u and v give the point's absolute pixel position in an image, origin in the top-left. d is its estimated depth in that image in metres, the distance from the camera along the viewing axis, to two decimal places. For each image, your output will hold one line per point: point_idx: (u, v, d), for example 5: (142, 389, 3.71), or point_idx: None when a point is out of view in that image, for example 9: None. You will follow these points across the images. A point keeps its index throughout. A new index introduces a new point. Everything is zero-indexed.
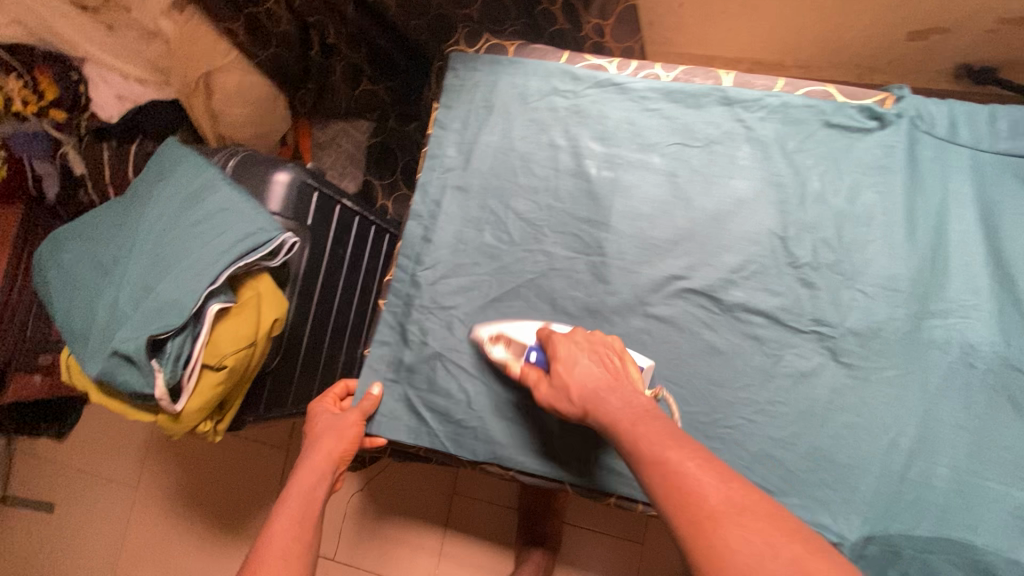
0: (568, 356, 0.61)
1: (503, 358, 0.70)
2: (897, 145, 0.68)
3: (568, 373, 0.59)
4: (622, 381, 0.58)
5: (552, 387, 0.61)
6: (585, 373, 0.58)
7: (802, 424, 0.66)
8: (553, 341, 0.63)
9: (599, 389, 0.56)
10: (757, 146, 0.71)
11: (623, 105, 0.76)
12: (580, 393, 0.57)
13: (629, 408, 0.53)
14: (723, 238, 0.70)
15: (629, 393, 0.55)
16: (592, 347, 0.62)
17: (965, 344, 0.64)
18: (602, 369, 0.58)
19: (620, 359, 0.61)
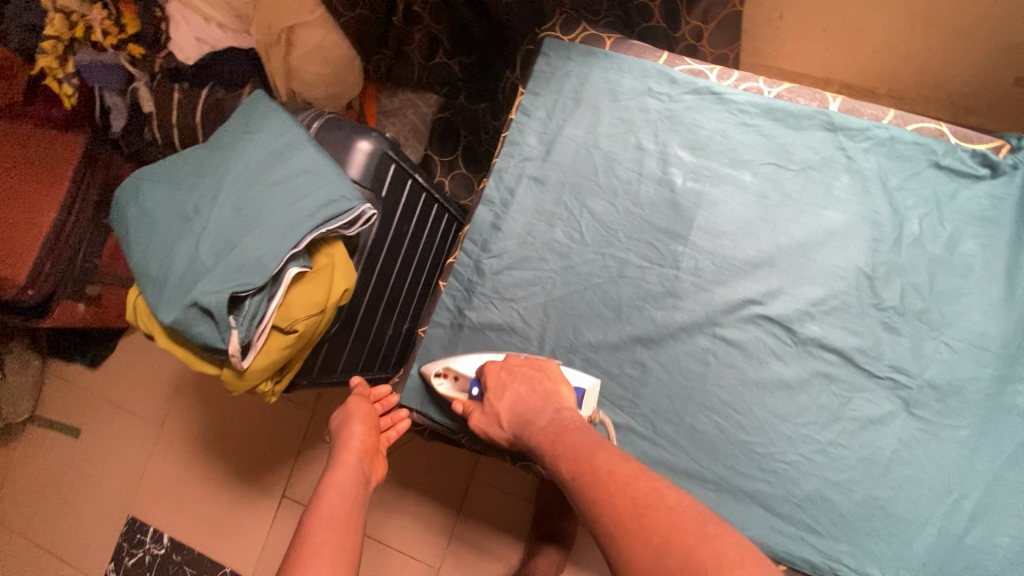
0: (499, 384, 0.65)
1: (449, 393, 0.71)
2: (1008, 198, 0.65)
3: (497, 401, 0.64)
4: (549, 403, 0.63)
5: (484, 416, 0.66)
6: (509, 406, 0.63)
7: (862, 471, 0.64)
8: (486, 371, 0.67)
9: (526, 416, 0.62)
10: (857, 179, 0.68)
11: (719, 116, 0.73)
12: (510, 419, 0.63)
13: (555, 425, 0.60)
14: (806, 269, 0.68)
15: (556, 415, 0.61)
16: (519, 367, 0.66)
17: None
18: (531, 392, 0.63)
19: (551, 379, 0.65)
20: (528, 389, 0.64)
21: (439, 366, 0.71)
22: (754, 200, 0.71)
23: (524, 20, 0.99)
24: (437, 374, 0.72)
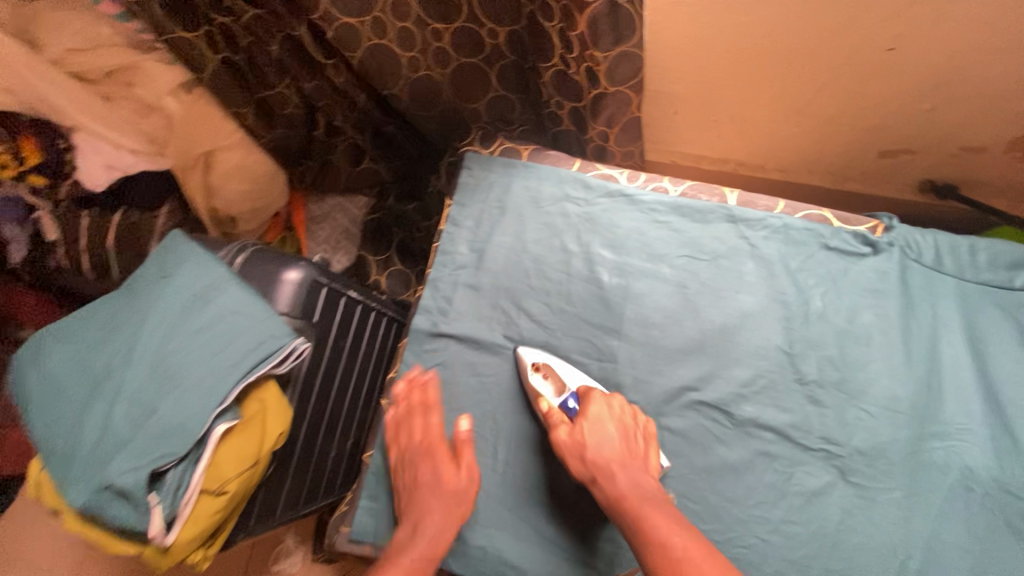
0: (598, 415, 0.68)
1: (541, 392, 0.72)
2: (890, 271, 0.73)
3: (590, 434, 0.66)
4: (638, 459, 0.65)
5: (569, 431, 0.67)
6: (603, 443, 0.65)
7: (816, 545, 0.66)
8: (591, 397, 0.69)
9: (608, 466, 0.64)
10: (762, 264, 0.75)
11: (634, 216, 0.80)
12: (592, 462, 0.65)
13: (636, 489, 0.62)
14: (732, 351, 0.73)
15: (633, 472, 0.64)
16: (621, 415, 0.68)
17: (963, 467, 0.67)
18: (622, 445, 0.65)
19: (645, 435, 0.67)
20: (621, 432, 0.66)
21: (540, 361, 0.73)
22: (675, 291, 0.76)
23: (446, 131, 1.08)
24: (535, 367, 0.73)
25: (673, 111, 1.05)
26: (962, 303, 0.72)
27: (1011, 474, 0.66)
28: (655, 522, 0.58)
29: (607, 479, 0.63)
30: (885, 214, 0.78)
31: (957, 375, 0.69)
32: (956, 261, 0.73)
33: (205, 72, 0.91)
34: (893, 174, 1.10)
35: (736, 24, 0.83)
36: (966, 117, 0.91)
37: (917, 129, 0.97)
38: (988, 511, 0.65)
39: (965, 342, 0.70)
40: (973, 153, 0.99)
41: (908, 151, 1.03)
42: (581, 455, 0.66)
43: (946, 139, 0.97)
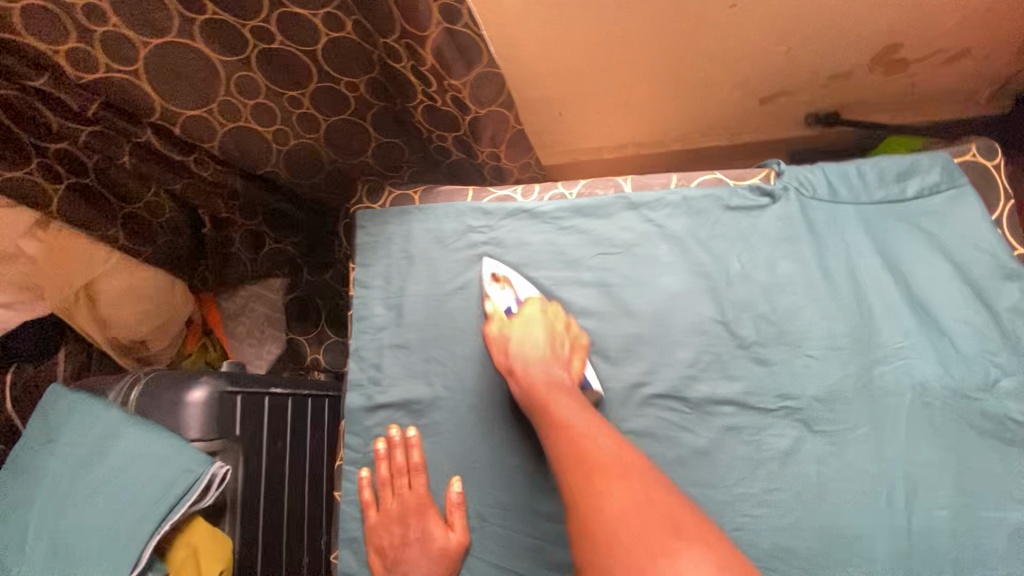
0: (528, 315, 0.69)
1: (494, 293, 0.74)
2: (794, 215, 0.73)
3: (515, 332, 0.67)
4: (561, 361, 0.65)
5: (501, 328, 0.69)
6: (529, 337, 0.66)
7: (802, 504, 0.65)
8: (529, 299, 0.72)
9: (528, 357, 0.64)
10: (674, 242, 0.75)
11: (540, 229, 0.78)
12: (515, 353, 0.66)
13: (550, 378, 0.63)
14: (671, 335, 0.72)
15: (553, 367, 0.64)
16: (552, 323, 0.69)
17: (915, 384, 0.67)
18: (546, 348, 0.66)
19: (572, 345, 0.68)
20: (547, 335, 0.67)
21: (499, 272, 0.75)
22: (598, 291, 0.75)
23: (338, 195, 1.03)
24: (494, 278, 0.75)
25: (558, 112, 1.05)
26: (868, 225, 0.73)
27: (960, 378, 0.66)
28: (561, 401, 0.59)
29: (524, 363, 0.64)
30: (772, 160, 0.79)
31: (884, 297, 0.70)
32: (851, 187, 0.74)
33: (54, 207, 0.85)
34: (780, 117, 1.13)
35: (586, 19, 0.83)
36: (825, 48, 0.95)
37: (783, 74, 1.00)
38: (948, 420, 0.66)
39: (882, 262, 0.71)
40: (843, 79, 1.03)
41: (784, 93, 1.06)
42: (503, 346, 0.67)
43: (813, 72, 1.01)
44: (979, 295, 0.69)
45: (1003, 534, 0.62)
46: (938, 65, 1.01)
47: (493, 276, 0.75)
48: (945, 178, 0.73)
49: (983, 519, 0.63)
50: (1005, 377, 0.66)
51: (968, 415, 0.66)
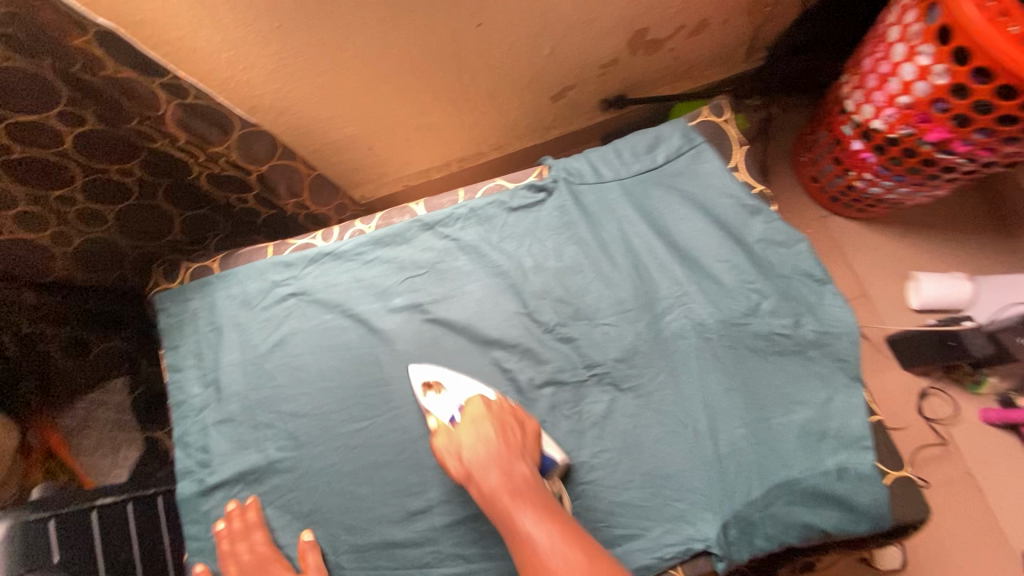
0: (474, 416, 0.66)
1: (433, 408, 0.71)
2: (567, 203, 0.82)
3: (467, 437, 0.64)
4: (517, 453, 0.62)
5: (448, 437, 0.66)
6: (478, 442, 0.63)
7: (624, 461, 0.71)
8: (473, 399, 0.68)
9: (484, 460, 0.61)
10: (470, 251, 0.80)
11: (344, 268, 0.79)
12: (470, 465, 0.62)
13: (510, 481, 0.59)
14: (484, 338, 0.76)
15: (508, 464, 0.61)
16: (501, 414, 0.66)
17: (696, 324, 0.75)
18: (499, 442, 0.63)
19: (524, 433, 0.65)
20: (495, 428, 0.64)
21: (431, 378, 0.72)
22: (411, 314, 0.77)
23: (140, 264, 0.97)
24: (426, 387, 0.72)
25: (366, 149, 1.09)
26: (631, 196, 0.82)
27: (729, 309, 0.75)
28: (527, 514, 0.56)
29: (482, 471, 0.60)
30: (542, 157, 0.88)
31: (654, 256, 0.79)
32: (611, 166, 0.84)
33: None
34: (576, 107, 1.23)
35: (346, 60, 0.86)
36: (584, 42, 1.04)
37: (559, 72, 1.10)
38: (730, 348, 0.74)
39: (647, 226, 0.80)
40: (613, 66, 1.14)
41: (572, 87, 1.16)
42: (458, 453, 0.63)
43: (585, 64, 1.10)
44: (731, 233, 0.79)
45: (791, 434, 0.71)
46: (688, 37, 1.13)
47: (427, 386, 0.72)
48: (685, 141, 0.84)
49: (773, 426, 0.71)
50: (764, 298, 0.76)
51: (744, 337, 0.74)
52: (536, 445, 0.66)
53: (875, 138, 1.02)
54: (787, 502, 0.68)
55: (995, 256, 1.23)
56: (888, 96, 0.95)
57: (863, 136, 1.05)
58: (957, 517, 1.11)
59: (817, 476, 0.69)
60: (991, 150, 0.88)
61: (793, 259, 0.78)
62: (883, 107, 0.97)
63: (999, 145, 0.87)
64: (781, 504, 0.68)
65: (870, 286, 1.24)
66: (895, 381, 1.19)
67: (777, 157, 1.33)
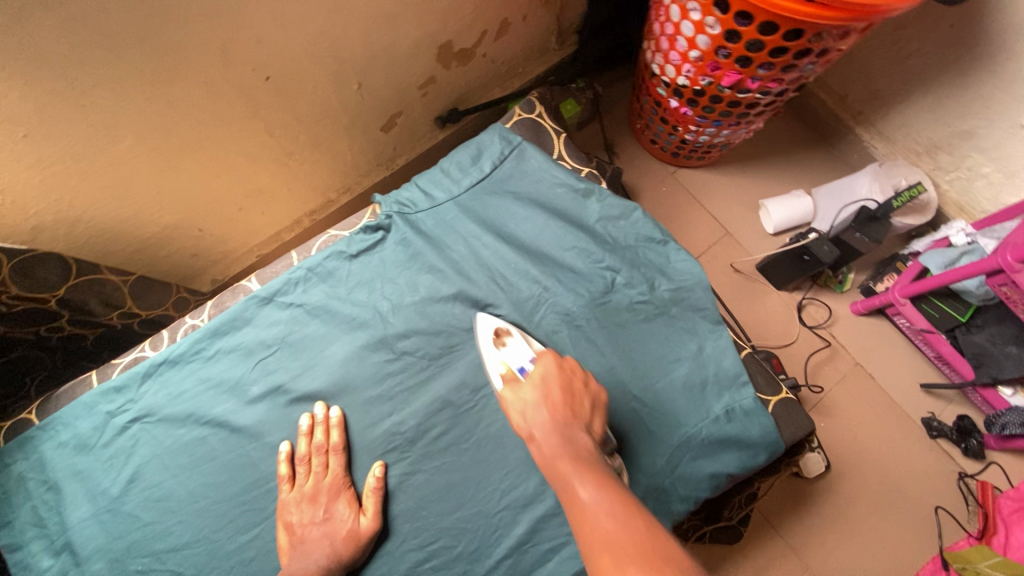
0: (542, 376, 0.63)
1: (500, 357, 0.69)
2: (407, 235, 0.79)
3: (529, 392, 0.61)
4: (579, 419, 0.59)
5: (513, 392, 0.63)
6: (541, 402, 0.60)
7: (533, 475, 0.70)
8: (540, 356, 0.66)
9: (548, 416, 0.58)
10: (321, 313, 0.75)
11: (186, 372, 0.72)
12: (533, 421, 0.59)
13: (570, 446, 0.56)
14: (360, 397, 0.72)
15: (570, 432, 0.57)
16: (569, 376, 0.63)
17: (563, 316, 0.77)
18: (563, 407, 0.59)
19: (591, 403, 0.61)
20: (561, 392, 0.61)
21: (500, 328, 0.72)
22: (274, 399, 0.71)
23: None
24: (500, 337, 0.71)
25: (196, 232, 1.00)
26: (469, 211, 0.81)
27: (587, 293, 0.78)
28: (584, 483, 0.51)
29: (543, 433, 0.57)
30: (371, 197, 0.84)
31: (507, 262, 0.79)
32: (442, 186, 0.82)
33: None
34: (411, 131, 1.21)
35: (127, 148, 0.78)
36: (392, 68, 1.02)
37: (378, 103, 1.07)
38: (597, 330, 0.76)
39: (493, 236, 0.79)
40: (432, 84, 1.13)
41: (399, 113, 1.14)
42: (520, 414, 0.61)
43: (403, 88, 1.08)
44: (571, 220, 0.82)
45: (677, 393, 0.73)
46: (496, 39, 1.15)
47: (495, 336, 0.71)
48: (505, 144, 0.84)
49: (658, 390, 0.73)
50: (616, 273, 0.79)
51: (609, 315, 0.77)
52: (602, 419, 0.62)
53: (685, 92, 1.08)
54: (691, 457, 0.71)
55: (823, 165, 1.36)
56: (681, 53, 1.01)
57: (676, 94, 1.11)
58: (859, 406, 1.21)
59: (710, 424, 0.72)
60: (777, 80, 0.96)
61: (633, 228, 0.82)
62: (681, 64, 1.03)
63: (780, 74, 0.95)
64: (686, 462, 0.70)
65: (730, 223, 1.33)
66: (775, 302, 1.28)
67: (616, 129, 1.39)
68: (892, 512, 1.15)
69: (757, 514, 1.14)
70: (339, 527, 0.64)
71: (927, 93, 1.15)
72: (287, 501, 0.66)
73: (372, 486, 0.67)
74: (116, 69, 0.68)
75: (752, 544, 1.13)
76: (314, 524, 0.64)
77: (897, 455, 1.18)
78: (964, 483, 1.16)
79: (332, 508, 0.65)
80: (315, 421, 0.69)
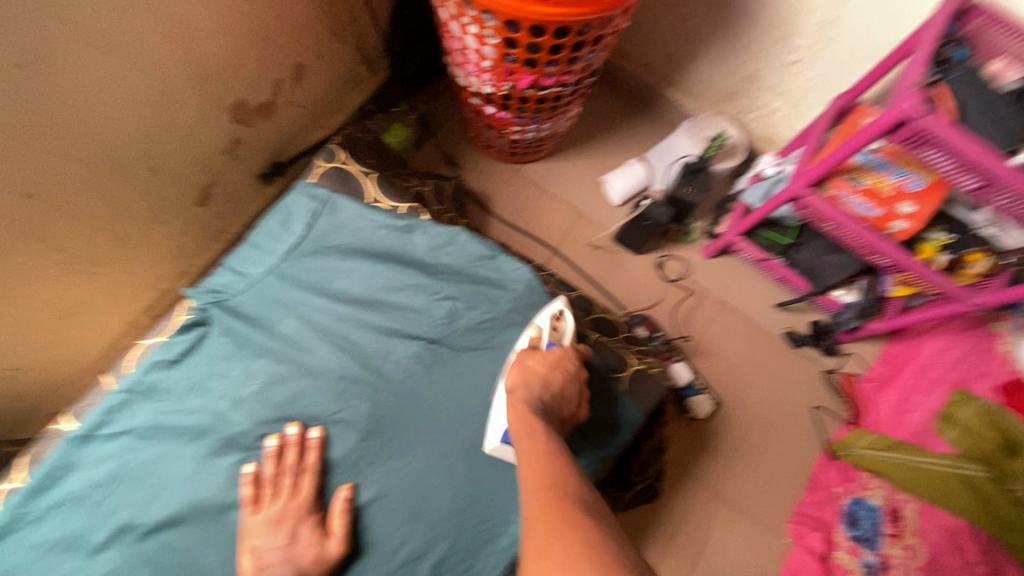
0: (566, 363, 0.72)
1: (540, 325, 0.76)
2: (230, 323, 0.75)
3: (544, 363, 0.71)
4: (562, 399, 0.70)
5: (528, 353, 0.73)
6: (547, 374, 0.70)
7: (419, 523, 0.69)
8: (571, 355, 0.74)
9: (542, 390, 0.68)
10: (153, 432, 0.70)
11: (11, 545, 0.65)
12: (522, 380, 0.69)
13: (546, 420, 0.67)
14: (217, 507, 0.67)
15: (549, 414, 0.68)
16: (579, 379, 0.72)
17: (413, 357, 0.76)
18: (562, 388, 0.70)
19: (575, 408, 0.71)
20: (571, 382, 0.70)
21: (560, 314, 0.77)
22: (121, 541, 0.65)
23: None
24: (556, 317, 0.76)
25: (7, 374, 0.89)
26: (290, 280, 0.79)
27: (430, 328, 0.78)
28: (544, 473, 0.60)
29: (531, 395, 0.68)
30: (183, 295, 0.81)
31: (343, 320, 0.77)
32: (256, 263, 0.79)
33: None
34: (235, 195, 1.15)
35: None
36: (184, 143, 0.96)
37: (183, 179, 1.00)
38: (448, 360, 0.77)
39: (322, 298, 0.78)
40: (239, 144, 1.08)
41: (213, 183, 1.08)
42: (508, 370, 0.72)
43: (207, 158, 1.02)
44: (400, 260, 0.82)
45: None
46: (295, 84, 1.11)
47: (555, 315, 0.77)
48: (312, 201, 0.83)
49: None
50: (455, 300, 0.80)
51: (457, 343, 0.78)
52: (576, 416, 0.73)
53: (495, 99, 1.10)
54: None
55: (648, 129, 1.45)
56: (476, 65, 1.03)
57: (489, 102, 1.13)
58: (731, 340, 1.32)
59: None
60: (568, 73, 1.01)
61: (462, 251, 0.84)
62: (480, 74, 1.05)
63: (568, 67, 0.99)
64: None
65: (580, 204, 1.39)
66: (638, 267, 1.36)
67: (450, 141, 1.40)
68: (781, 425, 1.28)
69: (670, 466, 1.22)
70: (304, 552, 0.64)
71: (709, 49, 1.26)
72: (252, 525, 0.65)
73: (340, 506, 0.67)
74: None
75: (673, 493, 1.21)
76: (275, 548, 0.64)
77: (771, 374, 1.31)
78: (830, 379, 1.31)
79: (275, 534, 0.64)
80: (289, 440, 0.69)
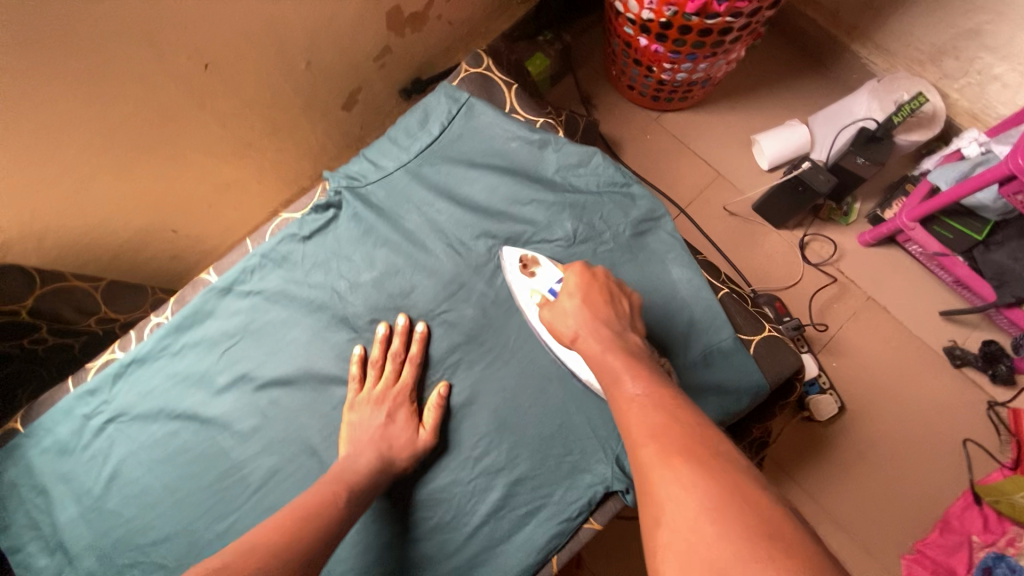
0: (573, 285, 0.64)
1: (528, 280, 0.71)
2: (359, 210, 0.77)
3: (564, 323, 0.60)
4: (607, 309, 0.60)
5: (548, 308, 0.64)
6: (572, 313, 0.60)
7: (505, 437, 0.68)
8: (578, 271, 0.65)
9: (589, 319, 0.59)
10: (279, 298, 0.74)
11: (154, 370, 0.73)
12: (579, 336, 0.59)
13: (620, 342, 0.56)
14: (324, 378, 0.71)
15: (613, 331, 0.58)
16: (599, 282, 0.63)
17: None
18: (598, 309, 0.60)
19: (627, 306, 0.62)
20: (597, 294, 0.62)
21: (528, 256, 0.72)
22: (240, 388, 0.71)
23: None
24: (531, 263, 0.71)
25: (170, 236, 0.99)
26: (420, 178, 0.78)
27: (548, 248, 0.75)
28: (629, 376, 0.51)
29: (586, 331, 0.58)
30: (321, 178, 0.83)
31: (463, 225, 0.76)
32: (391, 156, 0.80)
33: None
34: (376, 106, 1.18)
35: (76, 155, 0.76)
36: (340, 41, 0.98)
37: (333, 79, 1.03)
38: None
39: (446, 201, 0.77)
40: (388, 53, 1.09)
41: (359, 89, 1.11)
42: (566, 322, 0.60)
43: (356, 62, 1.05)
44: (527, 174, 0.78)
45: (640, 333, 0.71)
46: None
47: (523, 263, 0.71)
48: (452, 103, 0.81)
49: None
50: (578, 225, 0.75)
51: None
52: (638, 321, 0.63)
53: (652, 28, 1.01)
54: None
55: (817, 90, 1.27)
56: None
57: (644, 31, 1.03)
58: (874, 342, 1.14)
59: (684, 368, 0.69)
60: None
61: (594, 174, 0.78)
62: None
63: None
64: None
65: (720, 164, 1.25)
66: (776, 243, 1.21)
67: (591, 80, 1.33)
68: (917, 448, 1.09)
69: (770, 463, 1.10)
70: (396, 436, 0.64)
71: None
72: (353, 401, 0.68)
73: (434, 402, 0.68)
74: (43, 73, 0.66)
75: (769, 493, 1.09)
76: (371, 427, 0.65)
77: (917, 390, 1.12)
78: (995, 413, 1.09)
79: (375, 413, 0.66)
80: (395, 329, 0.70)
